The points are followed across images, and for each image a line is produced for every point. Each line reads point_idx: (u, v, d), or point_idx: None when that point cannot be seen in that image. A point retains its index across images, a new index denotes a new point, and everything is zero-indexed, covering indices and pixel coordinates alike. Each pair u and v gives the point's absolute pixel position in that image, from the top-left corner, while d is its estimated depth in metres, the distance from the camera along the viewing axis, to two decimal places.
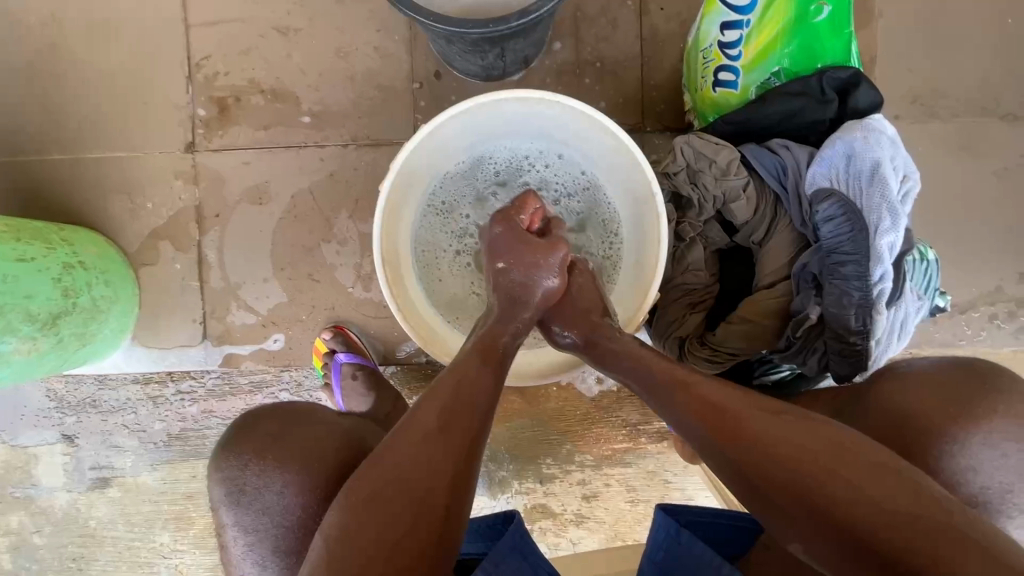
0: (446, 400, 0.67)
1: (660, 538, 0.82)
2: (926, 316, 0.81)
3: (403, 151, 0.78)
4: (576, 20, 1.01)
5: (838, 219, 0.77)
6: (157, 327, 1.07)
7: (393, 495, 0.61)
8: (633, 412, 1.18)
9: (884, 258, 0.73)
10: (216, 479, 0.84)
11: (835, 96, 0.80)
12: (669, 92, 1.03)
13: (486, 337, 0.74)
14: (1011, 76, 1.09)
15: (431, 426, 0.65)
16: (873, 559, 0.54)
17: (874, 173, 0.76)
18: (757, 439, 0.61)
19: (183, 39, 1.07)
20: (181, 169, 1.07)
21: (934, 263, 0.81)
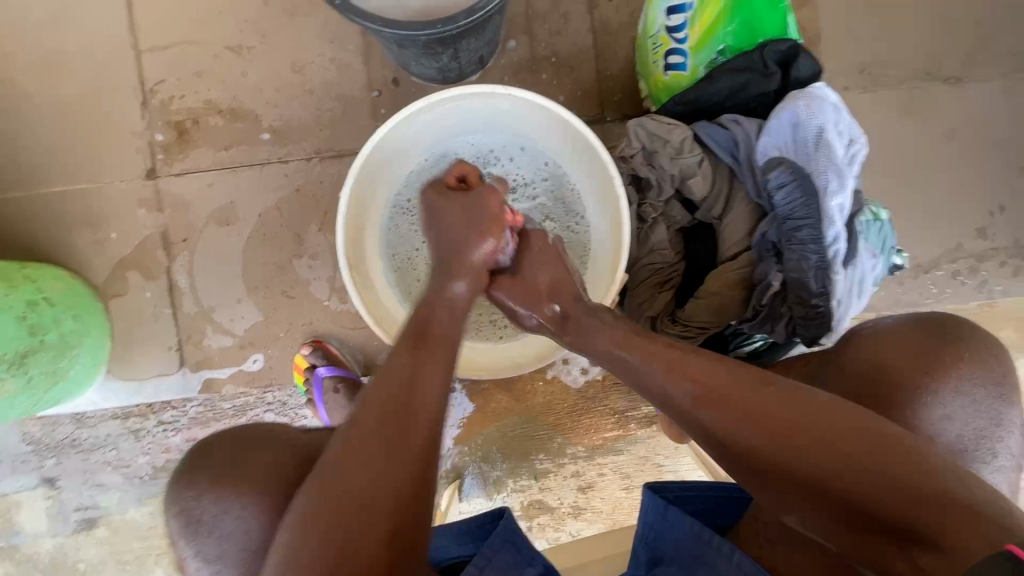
0: (381, 393, 0.61)
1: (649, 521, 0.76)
2: (883, 274, 0.79)
3: (362, 150, 0.73)
4: (528, 18, 1.04)
5: (789, 186, 0.74)
6: (132, 358, 1.07)
7: (332, 501, 0.55)
8: (620, 400, 1.18)
9: (835, 218, 0.71)
10: (175, 514, 0.76)
11: (777, 69, 0.77)
12: (624, 80, 1.06)
13: (420, 323, 0.67)
14: (954, 38, 1.07)
15: (366, 423, 0.59)
16: (865, 522, 0.53)
17: (818, 134, 0.73)
18: (740, 414, 0.59)
19: (135, 64, 1.05)
20: (144, 196, 1.06)
21: (887, 223, 0.77)
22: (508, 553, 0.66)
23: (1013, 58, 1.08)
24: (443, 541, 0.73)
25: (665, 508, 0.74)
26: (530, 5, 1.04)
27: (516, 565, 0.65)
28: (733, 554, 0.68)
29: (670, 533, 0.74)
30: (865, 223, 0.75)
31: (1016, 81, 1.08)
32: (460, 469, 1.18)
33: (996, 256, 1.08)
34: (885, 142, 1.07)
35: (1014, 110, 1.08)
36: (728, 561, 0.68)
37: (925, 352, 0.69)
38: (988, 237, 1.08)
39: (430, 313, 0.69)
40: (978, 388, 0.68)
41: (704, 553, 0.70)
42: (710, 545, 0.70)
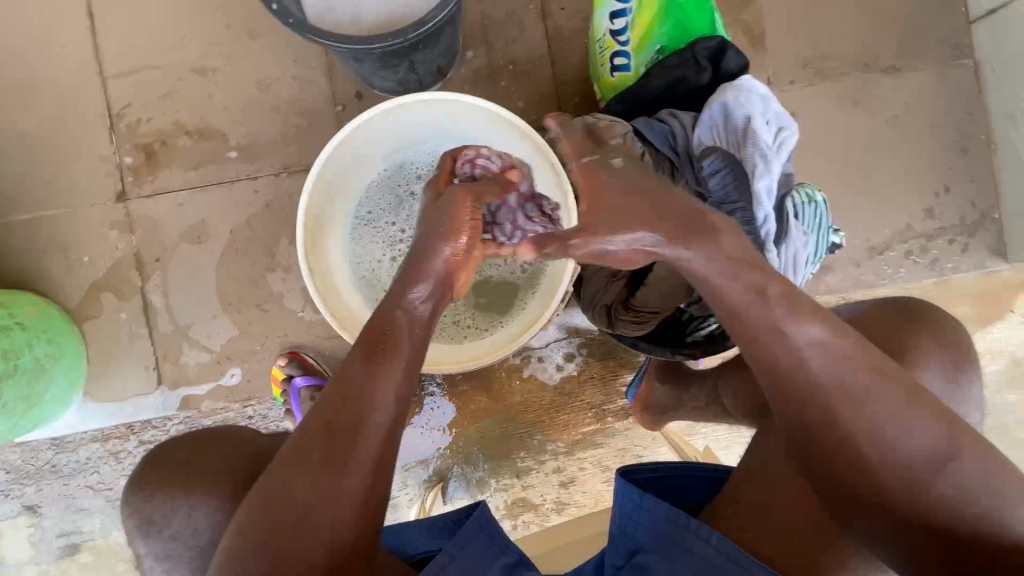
0: (327, 404, 0.59)
1: (626, 508, 0.74)
2: (820, 252, 0.82)
3: (319, 155, 0.77)
4: (484, 29, 1.08)
5: (723, 172, 0.79)
6: (109, 380, 1.08)
7: (276, 513, 0.56)
8: (596, 394, 1.20)
9: (764, 200, 0.74)
10: (140, 523, 0.77)
11: (708, 65, 0.81)
12: (580, 83, 1.10)
13: (377, 324, 0.62)
14: (889, 30, 1.13)
15: (312, 438, 0.58)
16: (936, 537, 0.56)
17: (746, 123, 0.77)
18: (870, 413, 0.57)
19: (101, 90, 1.07)
20: (116, 219, 1.07)
21: (823, 204, 0.81)
22: (483, 541, 0.68)
23: (947, 46, 1.13)
24: (420, 534, 0.74)
25: (642, 496, 0.72)
26: (485, 16, 1.08)
27: (490, 553, 0.67)
28: (709, 535, 0.67)
29: (647, 521, 0.71)
30: (798, 206, 0.78)
31: (951, 67, 1.13)
32: (444, 472, 1.19)
33: (943, 234, 1.13)
34: (831, 131, 1.12)
35: (952, 95, 1.14)
36: (703, 544, 0.67)
37: (906, 331, 0.72)
38: (936, 216, 1.13)
39: (387, 318, 0.63)
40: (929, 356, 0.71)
41: (681, 537, 0.68)
42: (685, 527, 0.69)
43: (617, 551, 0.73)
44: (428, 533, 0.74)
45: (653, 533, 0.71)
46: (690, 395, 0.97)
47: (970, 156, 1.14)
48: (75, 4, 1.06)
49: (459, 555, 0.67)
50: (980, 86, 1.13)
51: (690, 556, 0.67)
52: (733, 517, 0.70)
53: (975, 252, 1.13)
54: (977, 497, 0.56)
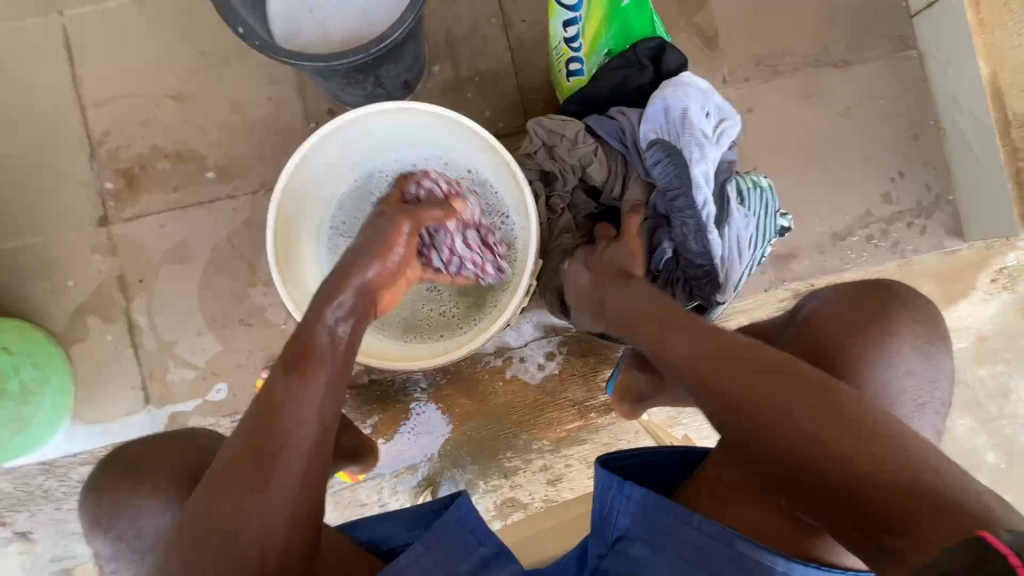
0: (253, 422, 0.61)
1: (607, 500, 0.70)
2: (767, 235, 0.87)
3: (284, 168, 0.80)
4: (449, 44, 1.13)
5: (664, 162, 0.83)
6: (97, 401, 1.10)
7: (206, 530, 0.57)
8: (578, 391, 1.23)
9: (702, 185, 0.79)
10: (123, 536, 0.77)
11: (650, 64, 0.86)
12: (544, 91, 1.14)
13: (300, 341, 0.64)
14: (836, 26, 1.18)
15: (238, 457, 0.59)
16: (875, 524, 0.51)
17: (683, 115, 0.81)
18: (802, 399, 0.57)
19: (81, 119, 1.10)
20: (98, 243, 1.10)
21: (770, 189, 0.86)
22: (458, 534, 0.69)
23: (892, 39, 1.19)
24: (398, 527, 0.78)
25: (621, 483, 0.68)
26: (449, 31, 1.13)
27: (466, 545, 0.69)
28: (693, 518, 0.63)
29: (629, 508, 0.68)
30: (743, 190, 0.85)
31: (898, 58, 1.19)
32: (433, 476, 1.21)
33: (902, 218, 1.18)
34: (788, 124, 1.17)
35: (900, 84, 1.19)
36: (688, 527, 0.63)
37: (873, 321, 0.71)
38: (893, 201, 1.18)
39: (305, 339, 0.64)
40: (896, 334, 0.70)
41: (664, 522, 0.65)
42: (673, 515, 0.65)
43: (599, 540, 0.70)
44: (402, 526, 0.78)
45: (638, 523, 0.67)
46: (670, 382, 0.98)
47: (922, 142, 1.19)
48: (53, 38, 1.10)
49: (433, 551, 0.68)
50: (925, 75, 1.19)
51: (676, 541, 0.64)
52: (714, 493, 0.69)
53: (934, 232, 1.18)
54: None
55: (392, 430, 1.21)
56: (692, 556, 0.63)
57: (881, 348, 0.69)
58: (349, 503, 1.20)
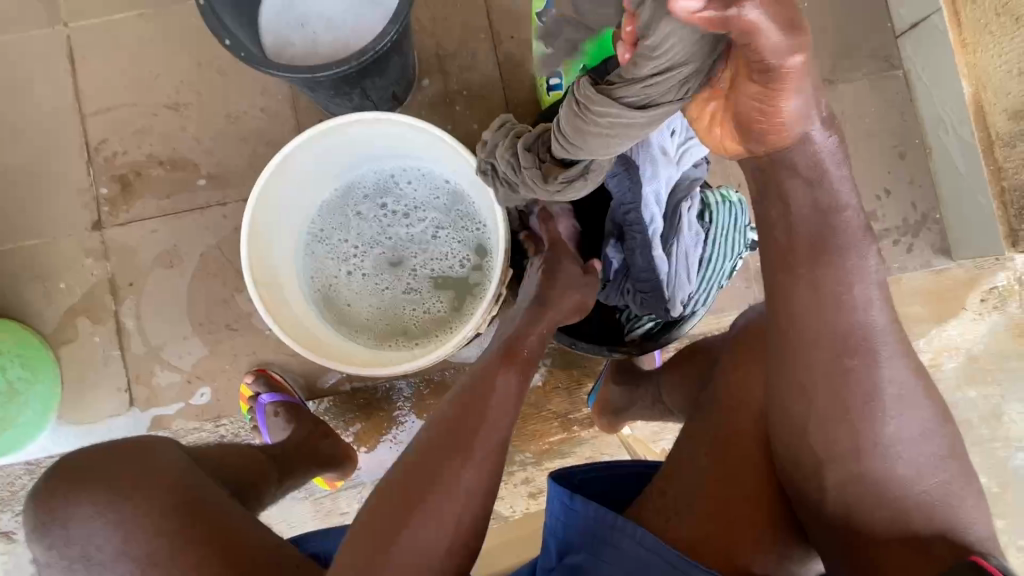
0: (454, 407, 0.69)
1: (558, 515, 0.71)
2: (729, 252, 0.84)
3: (259, 178, 0.82)
4: (439, 58, 1.15)
5: (620, 174, 0.74)
6: (82, 402, 1.11)
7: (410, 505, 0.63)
8: (561, 403, 1.22)
9: (651, 204, 0.76)
10: (76, 539, 0.75)
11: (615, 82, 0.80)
12: (530, 105, 1.17)
13: (511, 341, 0.75)
14: (821, 46, 1.20)
15: (441, 437, 0.67)
16: (900, 535, 0.59)
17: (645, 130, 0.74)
18: (830, 412, 0.61)
19: (81, 127, 1.14)
20: (91, 247, 1.12)
21: (739, 204, 0.85)
22: None
23: (879, 59, 1.20)
24: None
25: (570, 498, 0.70)
26: (439, 47, 1.16)
27: None
28: (636, 532, 0.65)
29: (576, 521, 0.69)
30: (711, 205, 0.84)
31: (884, 78, 1.20)
32: None
33: (888, 236, 1.18)
34: None
35: (886, 103, 1.20)
36: (632, 541, 0.65)
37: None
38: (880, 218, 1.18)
39: (484, 390, 0.71)
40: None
41: (609, 533, 0.67)
42: (614, 527, 0.67)
43: (548, 555, 0.72)
44: None
45: (583, 537, 0.68)
46: (639, 394, 0.98)
47: (908, 160, 1.19)
48: (56, 48, 1.14)
49: None
50: (912, 95, 1.19)
51: (618, 554, 0.66)
52: (660, 508, 0.69)
53: (921, 251, 1.18)
54: (871, 461, 0.60)
55: (374, 439, 1.17)
56: (634, 568, 0.65)
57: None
58: (328, 511, 1.18)
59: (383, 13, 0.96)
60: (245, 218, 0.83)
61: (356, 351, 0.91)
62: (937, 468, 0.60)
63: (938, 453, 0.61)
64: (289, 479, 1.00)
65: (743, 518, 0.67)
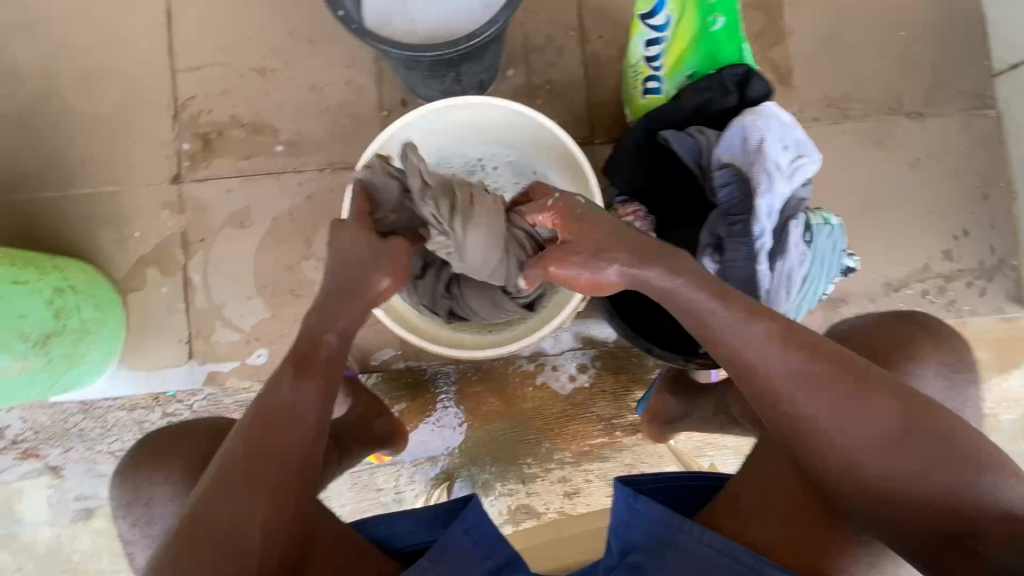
0: (257, 439, 0.62)
1: (622, 520, 0.71)
2: (825, 279, 0.76)
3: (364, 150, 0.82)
4: (526, 50, 1.15)
5: (732, 185, 0.74)
6: (143, 351, 1.14)
7: (213, 543, 0.58)
8: (607, 408, 1.22)
9: (762, 217, 0.69)
10: (155, 481, 0.77)
11: (735, 88, 0.77)
12: (613, 106, 1.16)
13: (304, 345, 0.67)
14: (911, 79, 1.18)
15: (240, 477, 0.61)
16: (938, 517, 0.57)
17: (760, 146, 0.70)
18: (841, 410, 0.59)
19: (170, 82, 1.16)
20: (168, 199, 1.15)
21: (838, 227, 0.75)
22: (466, 543, 0.70)
23: (970, 96, 1.18)
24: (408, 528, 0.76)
25: (635, 498, 0.70)
26: (528, 39, 1.15)
27: (472, 558, 0.69)
28: (703, 535, 0.65)
29: (643, 522, 0.69)
30: (812, 226, 0.73)
31: (973, 116, 1.18)
32: (451, 471, 1.21)
33: (961, 277, 1.15)
34: (853, 169, 1.17)
35: (974, 142, 1.17)
36: (698, 543, 0.65)
37: (904, 352, 0.71)
38: (954, 258, 1.16)
39: (280, 412, 0.63)
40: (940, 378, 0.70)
41: (674, 534, 0.67)
42: (681, 529, 0.66)
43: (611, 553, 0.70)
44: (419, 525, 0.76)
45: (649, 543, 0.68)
46: (700, 406, 0.99)
47: (990, 202, 1.17)
48: (157, 3, 1.16)
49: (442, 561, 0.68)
50: (1001, 137, 1.17)
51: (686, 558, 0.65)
52: (731, 513, 0.69)
53: (992, 296, 1.15)
54: (892, 472, 0.58)
55: (417, 419, 1.21)
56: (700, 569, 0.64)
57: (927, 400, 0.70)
58: (366, 484, 1.21)
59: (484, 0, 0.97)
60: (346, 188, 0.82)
61: (435, 330, 0.91)
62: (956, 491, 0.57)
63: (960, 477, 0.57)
64: (347, 458, 1.00)
65: (767, 521, 0.67)
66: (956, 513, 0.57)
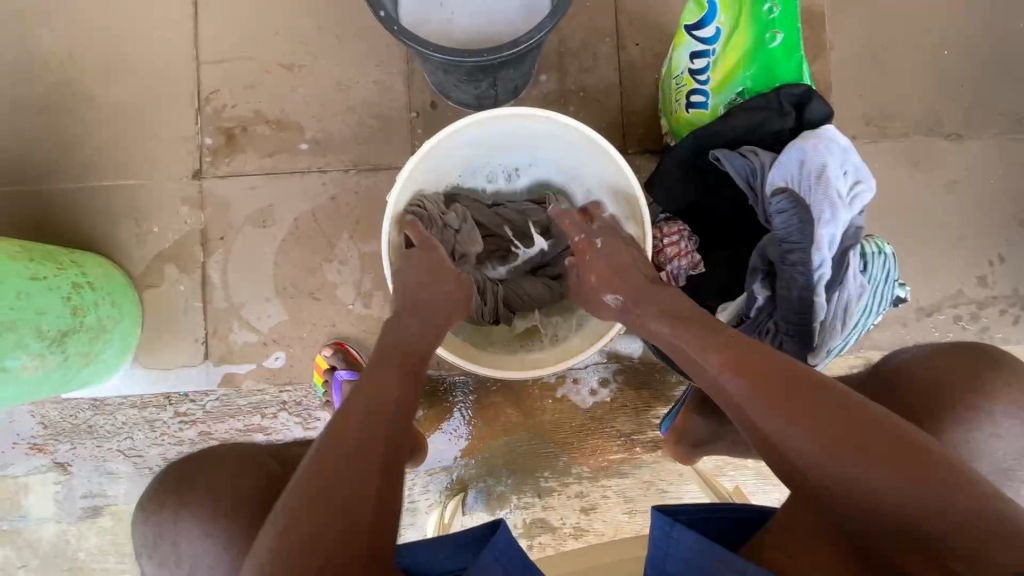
0: (357, 412, 0.61)
1: (659, 552, 0.68)
2: (878, 313, 0.73)
3: (407, 162, 0.81)
4: (559, 55, 1.12)
5: (789, 212, 0.71)
6: (158, 349, 1.12)
7: (326, 508, 0.53)
8: (627, 423, 1.20)
9: (824, 247, 0.68)
10: (176, 499, 0.76)
11: (792, 109, 0.75)
12: (647, 116, 1.13)
13: (401, 347, 0.71)
14: (952, 99, 1.15)
15: (348, 441, 0.58)
16: (913, 541, 0.49)
17: (820, 171, 0.70)
18: (778, 414, 0.56)
19: (194, 74, 1.13)
20: (188, 195, 1.12)
21: (893, 257, 0.73)
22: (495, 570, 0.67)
23: (1011, 120, 1.16)
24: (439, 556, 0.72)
25: (671, 527, 0.67)
26: (563, 44, 1.13)
27: None
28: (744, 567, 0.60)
29: (681, 553, 0.66)
30: (867, 256, 0.71)
31: (1013, 140, 1.15)
32: (466, 482, 1.19)
33: (995, 304, 1.13)
34: (889, 189, 1.14)
35: (1013, 166, 1.15)
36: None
37: (957, 386, 0.69)
38: (989, 284, 1.14)
39: (378, 389, 0.64)
40: (996, 416, 0.68)
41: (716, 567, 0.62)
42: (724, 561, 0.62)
43: None
44: (448, 552, 0.72)
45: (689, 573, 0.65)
46: (730, 430, 0.97)
47: None
48: None
49: None
50: None
51: None
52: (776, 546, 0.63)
53: None
54: (846, 478, 0.51)
55: (434, 427, 1.19)
56: None
57: (976, 437, 0.68)
58: None
59: (523, 3, 0.94)
60: (389, 199, 0.81)
61: (473, 347, 0.88)
62: (897, 509, 0.49)
63: (896, 492, 0.49)
64: None
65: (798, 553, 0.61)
66: (901, 541, 0.49)
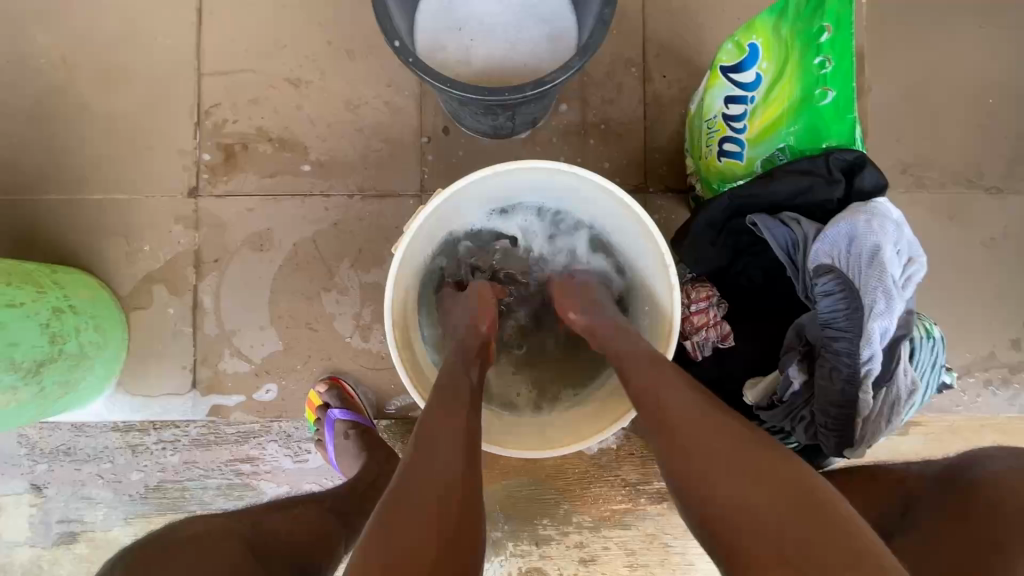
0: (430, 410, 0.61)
1: None
2: (922, 401, 0.71)
3: (417, 214, 0.75)
4: (582, 84, 1.06)
5: (836, 295, 0.69)
6: (144, 374, 1.06)
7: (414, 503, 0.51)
8: (633, 472, 1.14)
9: (874, 340, 0.65)
10: None
11: (842, 177, 0.71)
12: (670, 153, 1.07)
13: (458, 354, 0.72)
14: (994, 150, 1.09)
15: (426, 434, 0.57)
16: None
17: (873, 252, 0.67)
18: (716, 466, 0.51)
19: (195, 86, 1.07)
20: (182, 213, 1.06)
21: (941, 341, 0.71)
22: None
23: None
24: None
25: None
26: (586, 72, 1.06)
27: None
28: None
29: None
30: (915, 344, 0.69)
31: None
32: None
33: None
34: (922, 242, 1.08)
35: None
36: None
37: None
38: (1022, 348, 1.07)
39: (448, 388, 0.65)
40: None
41: None
42: None
43: None
44: None
45: None
46: None
47: None
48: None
49: None
50: None
51: None
52: None
53: None
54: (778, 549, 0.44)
55: None
56: None
57: None
58: None
59: (547, 33, 0.88)
60: (396, 253, 0.75)
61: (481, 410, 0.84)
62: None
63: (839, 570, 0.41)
64: None
65: None
66: None
